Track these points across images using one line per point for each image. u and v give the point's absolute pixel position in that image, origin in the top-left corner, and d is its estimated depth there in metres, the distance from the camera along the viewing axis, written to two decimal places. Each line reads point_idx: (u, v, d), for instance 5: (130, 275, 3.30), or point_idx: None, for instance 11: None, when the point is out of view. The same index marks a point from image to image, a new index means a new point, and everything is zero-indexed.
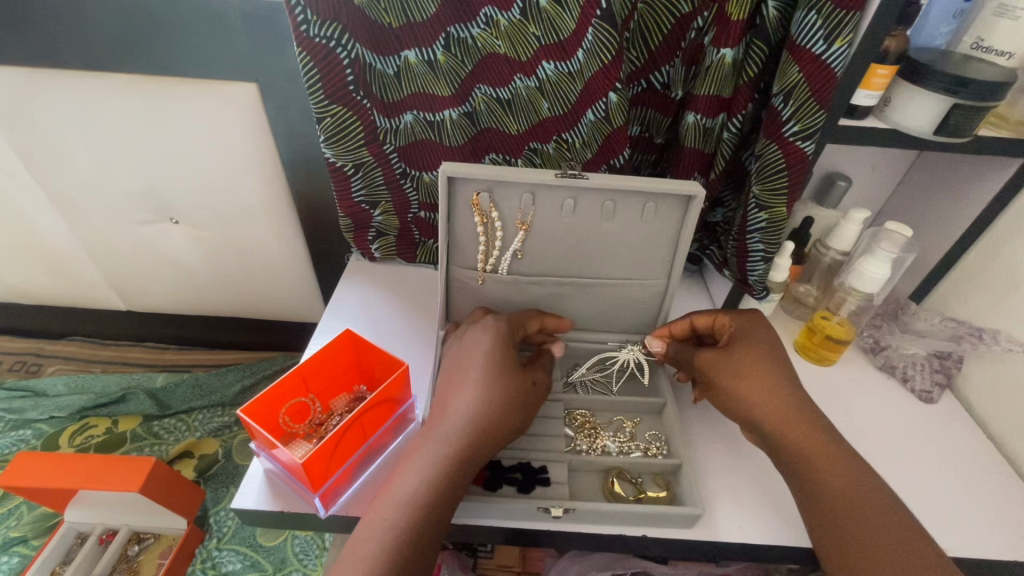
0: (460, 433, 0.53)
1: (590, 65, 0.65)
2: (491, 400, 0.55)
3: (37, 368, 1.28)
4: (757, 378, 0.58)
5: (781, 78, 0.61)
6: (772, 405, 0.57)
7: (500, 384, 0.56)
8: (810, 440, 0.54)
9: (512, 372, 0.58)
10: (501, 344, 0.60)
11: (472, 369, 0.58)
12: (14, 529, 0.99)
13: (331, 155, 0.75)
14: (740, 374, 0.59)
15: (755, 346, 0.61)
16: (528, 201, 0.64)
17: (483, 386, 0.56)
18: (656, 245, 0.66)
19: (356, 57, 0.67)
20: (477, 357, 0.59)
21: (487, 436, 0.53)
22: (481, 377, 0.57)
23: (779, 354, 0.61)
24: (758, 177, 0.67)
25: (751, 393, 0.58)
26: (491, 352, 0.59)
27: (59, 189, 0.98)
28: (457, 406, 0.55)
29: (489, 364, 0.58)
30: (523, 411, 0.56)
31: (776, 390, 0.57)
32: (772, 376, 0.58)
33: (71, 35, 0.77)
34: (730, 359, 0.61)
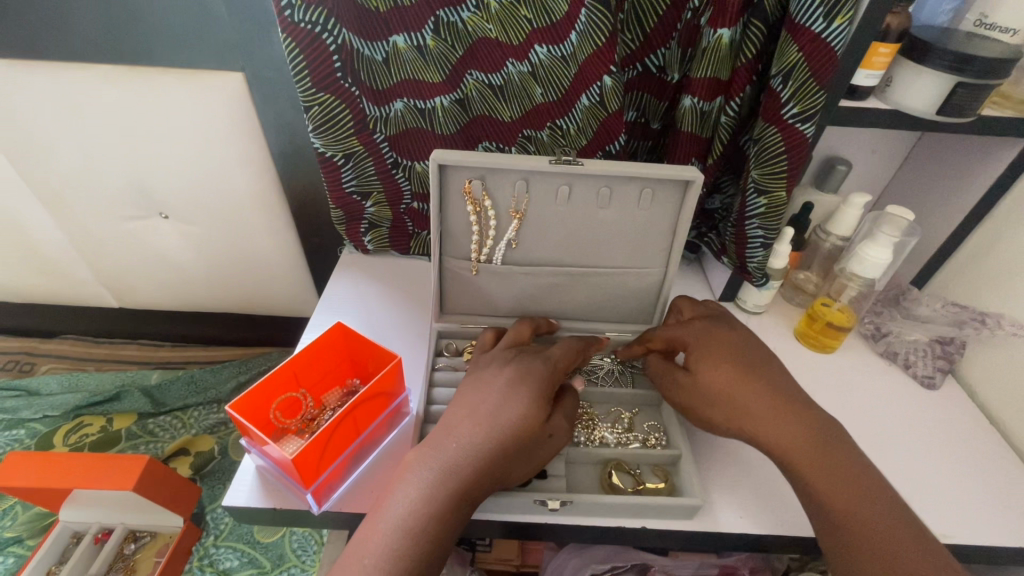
0: (465, 468, 0.48)
1: (584, 48, 0.63)
2: (507, 444, 0.50)
3: (31, 367, 1.27)
4: (724, 393, 0.56)
5: (780, 59, 0.60)
6: (748, 412, 0.55)
7: (522, 427, 0.51)
8: (796, 442, 0.52)
9: (535, 415, 0.51)
10: (531, 381, 0.54)
11: (493, 399, 0.53)
12: (9, 530, 0.98)
13: (320, 145, 0.74)
14: (715, 395, 0.57)
15: (713, 353, 0.59)
16: (522, 188, 0.62)
17: (499, 423, 0.51)
18: (654, 232, 0.65)
19: (343, 44, 0.65)
20: (504, 389, 0.54)
21: (490, 477, 0.49)
22: (505, 413, 0.51)
23: (748, 358, 0.58)
24: (756, 161, 0.66)
25: (731, 407, 0.55)
26: (524, 390, 0.53)
27: (44, 185, 0.96)
28: (465, 437, 0.50)
29: (518, 402, 0.52)
30: (528, 464, 0.52)
31: (747, 397, 0.55)
32: (742, 385, 0.56)
33: (49, 25, 0.75)
34: (695, 379, 0.58)
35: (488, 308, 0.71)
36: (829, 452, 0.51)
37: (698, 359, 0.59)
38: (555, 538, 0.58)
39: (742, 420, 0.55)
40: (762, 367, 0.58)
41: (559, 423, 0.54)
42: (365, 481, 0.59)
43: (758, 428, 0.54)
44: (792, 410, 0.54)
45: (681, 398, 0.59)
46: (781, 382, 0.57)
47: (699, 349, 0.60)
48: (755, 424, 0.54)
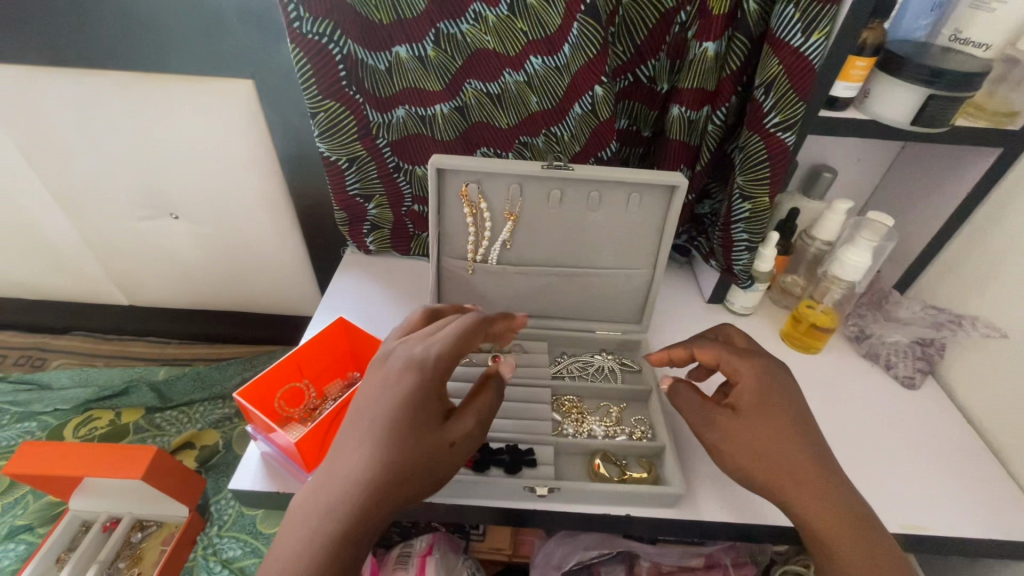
0: (356, 497, 0.41)
1: (576, 59, 0.67)
2: (394, 463, 0.43)
3: (42, 362, 1.31)
4: (769, 450, 0.51)
5: (762, 71, 0.63)
6: (789, 477, 0.49)
7: (409, 441, 0.44)
8: (840, 528, 0.47)
9: (422, 426, 0.45)
10: (417, 383, 0.46)
11: (372, 413, 0.45)
12: (20, 518, 1.01)
13: (326, 149, 0.77)
14: (761, 451, 0.51)
15: (766, 404, 0.53)
16: (516, 192, 0.65)
17: (391, 438, 0.43)
18: (642, 234, 0.68)
19: (348, 53, 0.68)
20: (387, 397, 0.46)
21: (383, 505, 0.42)
22: (388, 428, 0.44)
23: (804, 419, 0.52)
24: (742, 168, 0.69)
25: (776, 470, 0.50)
26: (409, 394, 0.45)
27: (61, 185, 1.00)
28: (358, 456, 0.43)
29: (404, 412, 0.45)
30: (428, 480, 0.44)
31: (798, 464, 0.49)
32: (795, 450, 0.50)
33: (70, 33, 0.79)
34: (739, 426, 0.52)
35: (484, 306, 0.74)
36: (870, 549, 0.46)
37: (748, 405, 0.53)
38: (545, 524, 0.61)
39: (785, 486, 0.49)
40: (809, 428, 0.52)
41: (465, 431, 0.47)
42: None
43: (802, 502, 0.49)
44: (835, 487, 0.49)
45: (717, 443, 0.53)
46: (827, 453, 0.51)
47: (752, 398, 0.54)
48: (801, 496, 0.49)
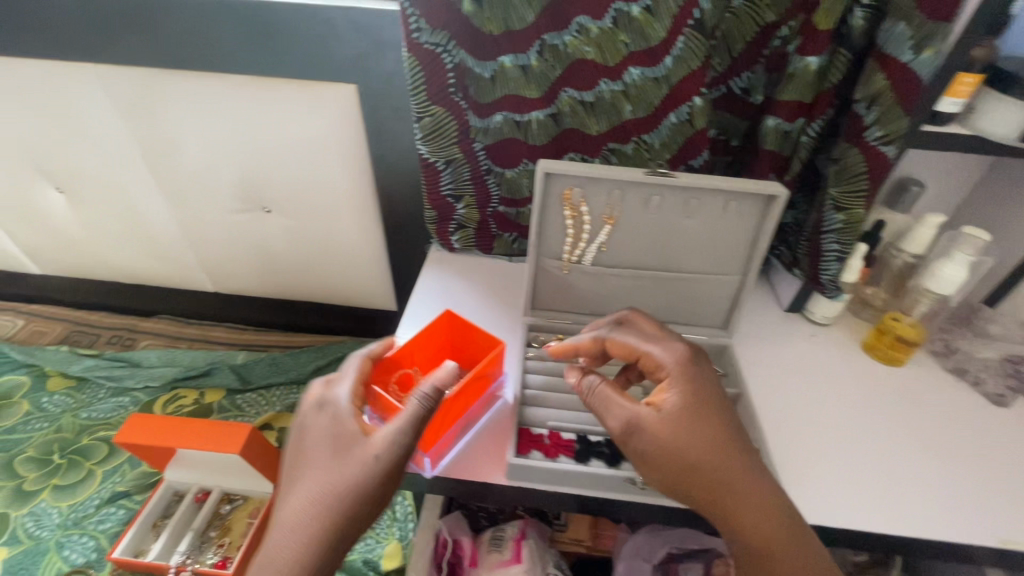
0: (306, 526, 0.50)
1: (678, 71, 0.70)
2: (332, 493, 0.51)
3: (132, 341, 1.40)
4: (700, 453, 0.53)
5: (865, 85, 0.65)
6: (723, 475, 0.53)
7: (337, 470, 0.51)
8: (762, 517, 0.52)
9: (349, 454, 0.52)
10: (334, 425, 0.54)
11: (308, 455, 0.53)
12: (120, 484, 1.09)
13: (425, 151, 0.82)
14: (694, 456, 0.53)
15: (693, 405, 0.55)
16: (616, 197, 0.68)
17: (312, 472, 0.52)
18: (736, 242, 0.70)
19: (458, 62, 0.74)
20: (315, 441, 0.54)
21: (331, 529, 0.50)
22: (324, 465, 0.52)
23: (725, 413, 0.56)
24: (836, 180, 0.71)
25: (709, 472, 0.53)
26: (331, 432, 0.54)
27: (169, 178, 1.09)
28: (298, 495, 0.51)
29: (331, 448, 0.53)
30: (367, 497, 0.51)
31: (722, 461, 0.53)
32: (723, 447, 0.54)
33: (194, 40, 0.86)
34: (675, 430, 0.54)
35: (575, 304, 0.77)
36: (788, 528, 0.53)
37: (683, 407, 0.55)
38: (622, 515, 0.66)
39: (718, 485, 0.53)
40: (727, 423, 0.56)
41: (388, 436, 0.53)
42: (467, 453, 0.65)
43: (732, 496, 0.53)
44: (753, 479, 0.54)
45: (652, 450, 0.54)
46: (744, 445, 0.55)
47: (683, 399, 0.56)
48: (728, 492, 0.53)
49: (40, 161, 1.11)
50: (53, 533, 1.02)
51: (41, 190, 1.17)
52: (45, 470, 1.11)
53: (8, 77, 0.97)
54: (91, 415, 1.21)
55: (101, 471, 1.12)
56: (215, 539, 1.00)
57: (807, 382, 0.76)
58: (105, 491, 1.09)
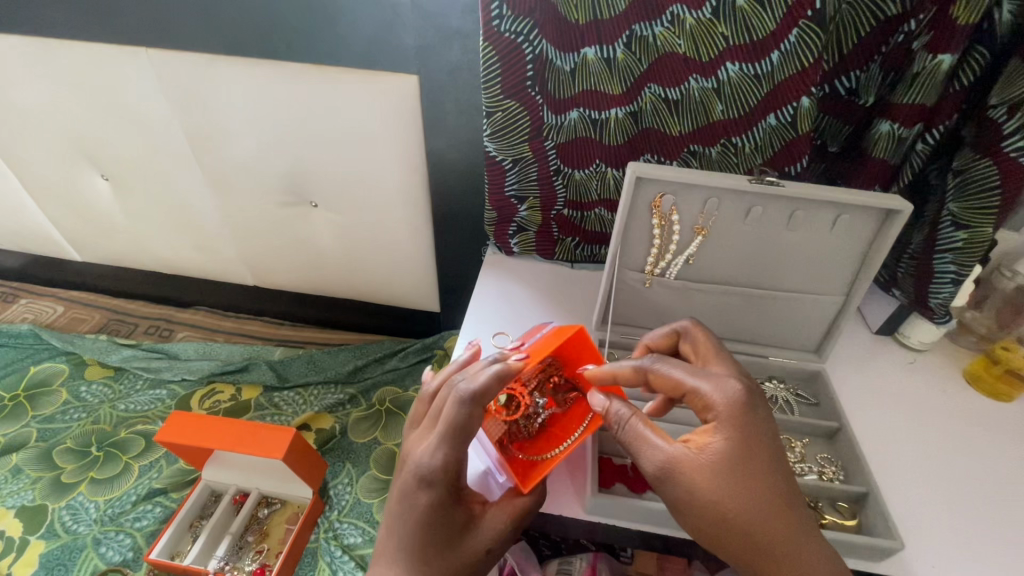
0: None
1: (785, 68, 0.63)
2: None
3: (169, 332, 1.38)
4: (750, 518, 0.45)
5: (1003, 88, 0.57)
6: (774, 544, 0.45)
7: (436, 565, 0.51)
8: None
9: (451, 550, 0.52)
10: (436, 513, 0.51)
11: (406, 533, 0.51)
12: (157, 481, 1.07)
13: (493, 148, 0.77)
14: (735, 512, 0.45)
15: (746, 460, 0.46)
16: (712, 207, 0.62)
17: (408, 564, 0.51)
18: (842, 259, 0.63)
19: (539, 54, 0.68)
20: (415, 524, 0.51)
21: None
22: (422, 554, 0.51)
23: (779, 467, 0.47)
24: (957, 194, 0.63)
25: (752, 531, 0.45)
26: (433, 519, 0.51)
27: (216, 168, 1.05)
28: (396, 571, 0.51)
29: (431, 538, 0.51)
30: None
31: (773, 528, 0.45)
32: (766, 507, 0.46)
33: (253, 24, 0.82)
34: (710, 482, 0.46)
35: (654, 317, 0.72)
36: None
37: (726, 457, 0.46)
38: (697, 550, 0.62)
39: (747, 545, 0.46)
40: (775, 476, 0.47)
41: (504, 532, 0.53)
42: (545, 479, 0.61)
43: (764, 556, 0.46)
44: (808, 547, 0.46)
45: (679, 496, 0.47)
46: (798, 504, 0.47)
47: (730, 449, 0.46)
48: (760, 554, 0.46)
49: (87, 147, 1.08)
50: (90, 529, 1.00)
51: (87, 177, 1.15)
52: (83, 462, 1.09)
53: (60, 60, 0.94)
54: (128, 407, 1.19)
55: (138, 466, 1.09)
56: (253, 544, 0.98)
57: (909, 414, 0.69)
58: (142, 486, 1.06)
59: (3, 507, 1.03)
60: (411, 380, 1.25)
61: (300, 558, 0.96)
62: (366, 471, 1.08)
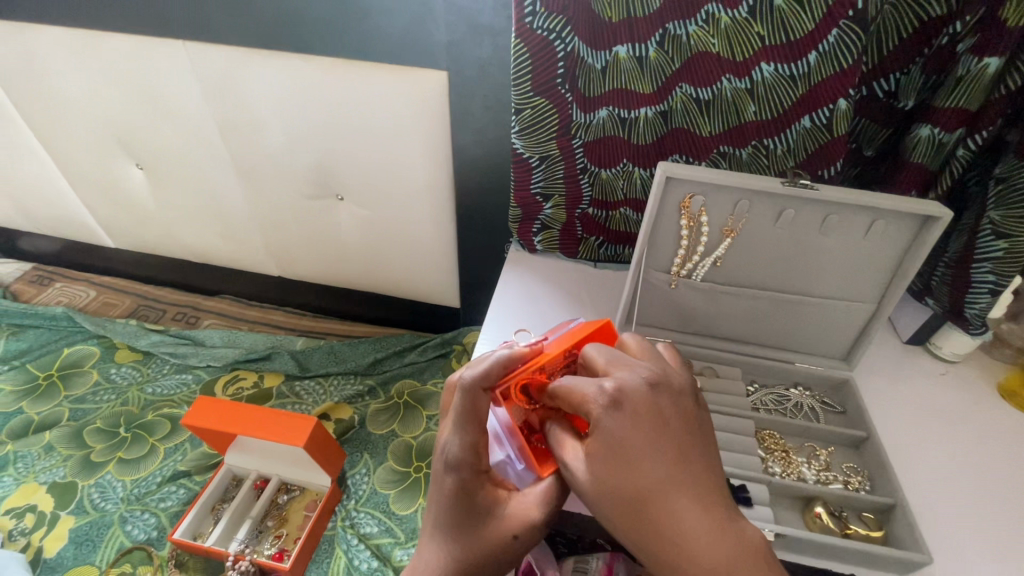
0: None
1: (822, 69, 0.62)
2: (466, 560, 0.49)
3: (195, 319, 1.41)
4: (633, 518, 0.40)
5: None
6: (660, 543, 0.39)
7: (469, 541, 0.49)
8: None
9: (485, 528, 0.50)
10: (464, 487, 0.50)
11: (440, 510, 0.51)
12: (181, 463, 1.09)
13: (521, 145, 0.77)
14: (617, 514, 0.40)
15: (616, 458, 0.40)
16: (742, 209, 0.61)
17: (445, 540, 0.50)
18: (876, 265, 0.62)
19: (571, 51, 0.68)
20: (447, 499, 0.50)
21: None
22: (457, 530, 0.50)
23: (661, 454, 0.40)
24: (999, 202, 0.61)
25: (638, 534, 0.40)
26: (463, 494, 0.50)
27: (246, 160, 1.07)
28: (435, 549, 0.50)
29: (463, 514, 0.50)
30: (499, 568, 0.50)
31: (658, 528, 0.39)
32: (638, 508, 0.39)
33: (289, 19, 0.83)
34: (593, 486, 0.41)
35: (679, 319, 0.72)
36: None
37: (604, 462, 0.40)
38: None
39: (645, 552, 0.40)
40: (665, 478, 0.40)
41: (529, 521, 0.50)
42: None
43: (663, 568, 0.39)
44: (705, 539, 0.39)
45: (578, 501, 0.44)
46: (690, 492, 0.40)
47: (604, 450, 0.40)
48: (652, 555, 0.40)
49: (124, 137, 1.11)
50: (117, 507, 1.03)
51: (123, 166, 1.19)
52: (111, 442, 1.13)
53: (101, 51, 0.97)
54: (156, 390, 1.22)
55: (164, 448, 1.12)
56: (272, 529, 1.00)
57: (939, 427, 0.67)
58: (167, 468, 1.09)
59: (36, 481, 1.06)
60: (429, 374, 1.25)
61: (316, 545, 0.98)
62: (383, 462, 1.10)
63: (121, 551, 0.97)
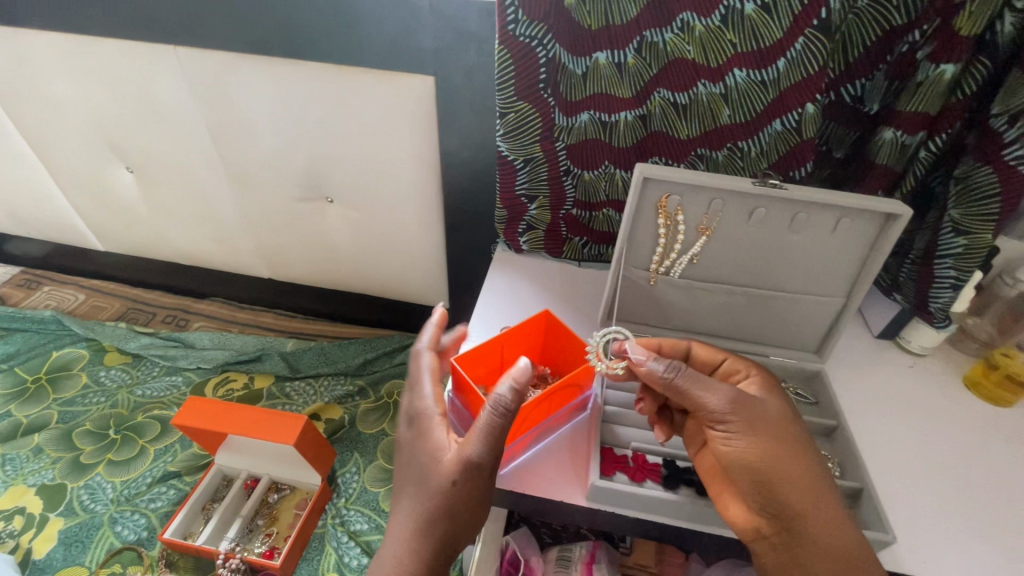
0: (414, 521, 0.53)
1: (791, 75, 0.65)
2: (427, 492, 0.53)
3: (185, 322, 1.41)
4: (759, 427, 0.54)
5: (1005, 98, 0.58)
6: (774, 450, 0.53)
7: (427, 475, 0.54)
8: (836, 543, 0.51)
9: (438, 461, 0.54)
10: (421, 429, 0.57)
11: (406, 453, 0.57)
12: (171, 464, 1.10)
13: (505, 148, 0.79)
14: (744, 423, 0.53)
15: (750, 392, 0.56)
16: (716, 208, 0.64)
17: (413, 478, 0.55)
18: (844, 261, 0.65)
19: (552, 57, 0.70)
20: (410, 443, 0.57)
21: (438, 527, 0.53)
22: (417, 467, 0.55)
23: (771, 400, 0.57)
24: (958, 201, 0.64)
25: (761, 439, 0.53)
26: (421, 437, 0.56)
27: (237, 163, 1.08)
28: (406, 490, 0.56)
29: (421, 453, 0.56)
30: (460, 500, 0.53)
31: (777, 438, 0.53)
32: (761, 418, 0.54)
33: (279, 23, 0.85)
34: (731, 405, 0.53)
35: (658, 315, 0.74)
36: (857, 561, 0.50)
37: (764, 423, 0.54)
38: (695, 541, 0.64)
39: (758, 454, 0.53)
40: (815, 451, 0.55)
41: (470, 448, 0.52)
42: (536, 461, 0.64)
43: (806, 510, 0.52)
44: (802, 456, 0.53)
45: (725, 453, 0.54)
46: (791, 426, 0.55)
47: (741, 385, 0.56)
48: (766, 456, 0.53)
49: (115, 141, 1.12)
50: (107, 508, 1.03)
51: (113, 169, 1.19)
52: (101, 444, 1.13)
53: (93, 56, 0.98)
54: (145, 392, 1.23)
55: (153, 449, 1.13)
56: (263, 528, 1.01)
57: (906, 417, 0.70)
58: (157, 469, 1.09)
59: (24, 484, 1.06)
60: None
61: (307, 543, 0.99)
62: (373, 461, 1.11)
63: (111, 552, 0.97)
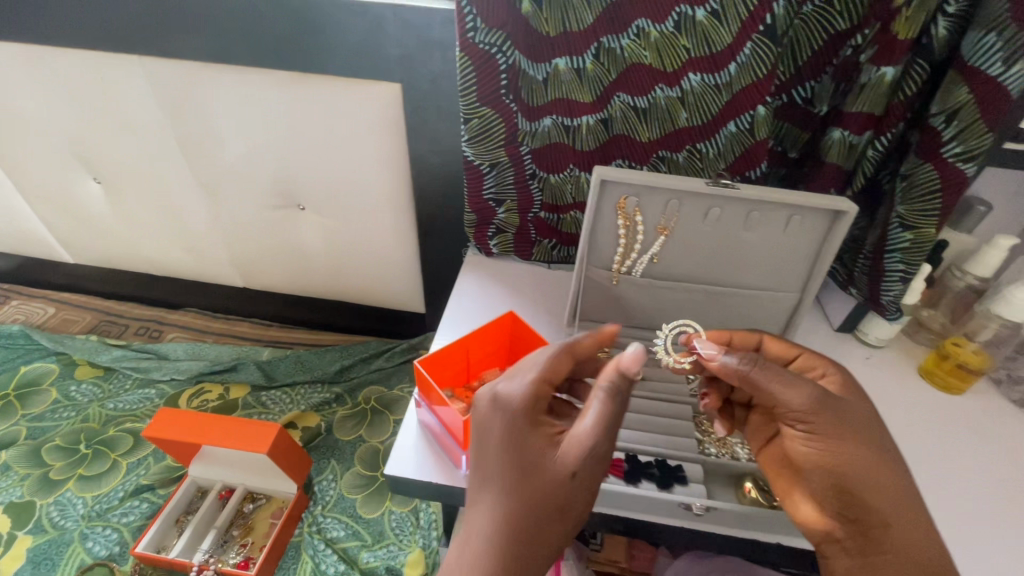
0: (500, 532, 0.45)
1: (742, 78, 0.67)
2: (523, 497, 0.45)
3: (158, 333, 1.40)
4: (846, 433, 0.51)
5: (942, 98, 0.61)
6: (859, 459, 0.50)
7: (527, 481, 0.45)
8: (923, 557, 0.49)
9: (543, 467, 0.45)
10: (516, 427, 0.47)
11: (494, 449, 0.47)
12: (144, 477, 1.09)
13: (471, 153, 0.80)
14: (826, 427, 0.50)
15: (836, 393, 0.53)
16: (673, 208, 0.65)
17: (501, 482, 0.46)
18: (797, 256, 0.67)
19: (512, 63, 0.72)
20: (499, 441, 0.47)
21: (529, 543, 0.44)
22: (507, 468, 0.46)
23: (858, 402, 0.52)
24: (903, 197, 0.67)
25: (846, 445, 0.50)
26: (516, 434, 0.47)
27: (208, 172, 1.08)
28: (489, 493, 0.47)
29: (515, 453, 0.46)
30: (562, 514, 0.45)
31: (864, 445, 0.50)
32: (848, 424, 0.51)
33: (242, 31, 0.85)
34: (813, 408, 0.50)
35: (623, 313, 0.76)
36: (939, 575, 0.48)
37: (849, 430, 0.51)
38: (661, 535, 0.65)
39: (841, 461, 0.50)
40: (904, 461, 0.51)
41: (583, 454, 0.44)
42: None
43: (888, 520, 0.50)
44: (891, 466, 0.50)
45: (799, 451, 0.53)
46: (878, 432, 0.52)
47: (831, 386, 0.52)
48: (849, 464, 0.50)
49: (82, 152, 1.11)
50: (78, 524, 1.01)
51: (81, 181, 1.18)
52: (71, 459, 1.11)
53: (56, 67, 0.97)
54: (117, 406, 1.21)
55: (126, 463, 1.11)
56: (238, 538, 1.00)
57: None
58: (130, 483, 1.08)
59: None
60: (396, 379, 1.27)
61: (283, 552, 0.98)
62: (350, 468, 1.11)
63: (82, 568, 0.96)
